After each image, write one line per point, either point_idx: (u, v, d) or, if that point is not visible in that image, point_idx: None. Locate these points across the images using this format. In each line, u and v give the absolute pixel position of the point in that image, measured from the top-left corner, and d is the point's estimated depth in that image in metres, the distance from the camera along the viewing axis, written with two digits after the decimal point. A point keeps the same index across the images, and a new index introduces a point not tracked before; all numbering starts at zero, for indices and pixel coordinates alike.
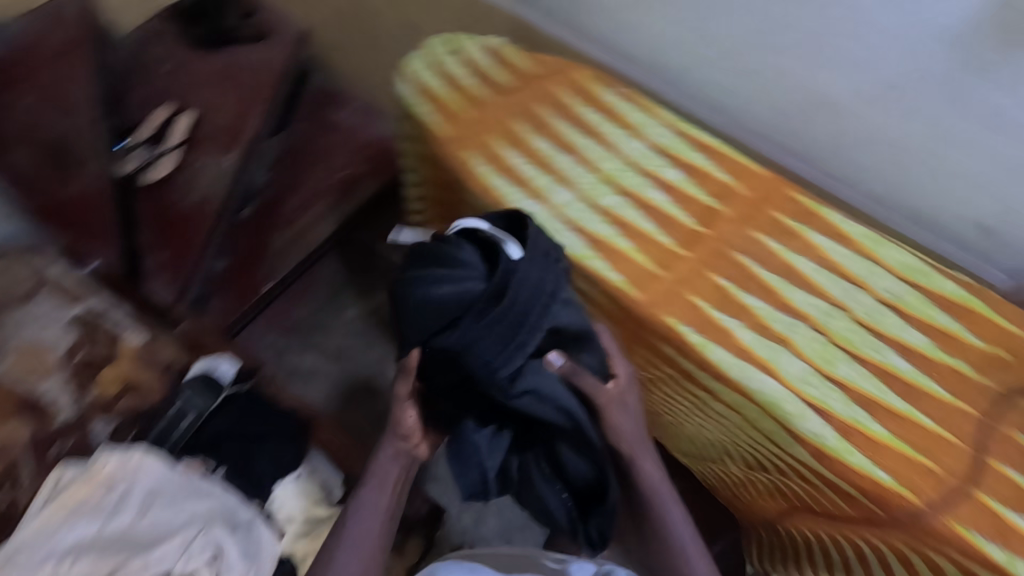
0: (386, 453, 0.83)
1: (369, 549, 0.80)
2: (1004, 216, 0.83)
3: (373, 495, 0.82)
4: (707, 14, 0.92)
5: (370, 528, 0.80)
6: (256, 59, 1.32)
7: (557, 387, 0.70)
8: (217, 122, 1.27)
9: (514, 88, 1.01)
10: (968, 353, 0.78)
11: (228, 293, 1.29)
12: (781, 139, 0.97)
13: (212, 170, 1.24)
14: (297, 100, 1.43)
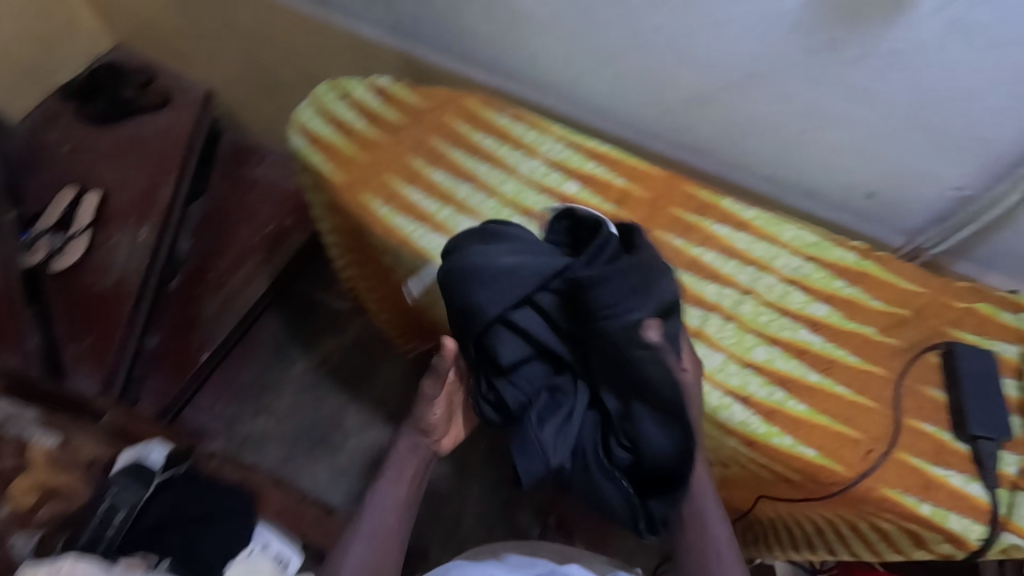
0: (405, 446, 0.78)
1: (381, 548, 0.72)
2: (885, 181, 0.86)
3: (389, 492, 0.75)
4: (571, 31, 0.93)
5: (382, 527, 0.73)
6: (162, 128, 1.55)
7: (655, 353, 0.65)
8: (127, 199, 1.46)
9: (405, 124, 1.01)
10: (872, 317, 0.80)
11: (167, 368, 1.43)
12: (671, 137, 1.00)
13: (128, 245, 1.41)
14: (210, 160, 1.68)
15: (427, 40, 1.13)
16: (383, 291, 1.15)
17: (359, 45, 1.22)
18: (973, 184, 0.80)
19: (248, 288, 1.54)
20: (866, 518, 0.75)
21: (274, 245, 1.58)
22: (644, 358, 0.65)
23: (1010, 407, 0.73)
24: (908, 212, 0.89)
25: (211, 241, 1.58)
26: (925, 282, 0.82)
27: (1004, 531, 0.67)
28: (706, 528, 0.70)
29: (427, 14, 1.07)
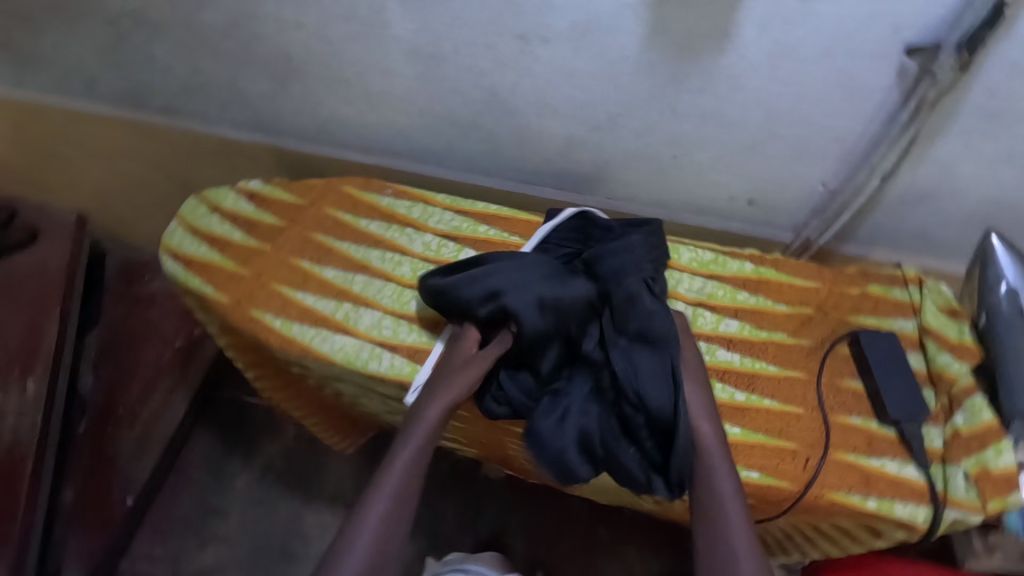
0: (435, 409, 0.73)
1: (398, 518, 0.67)
2: (760, 188, 0.89)
3: (415, 460, 0.70)
4: (433, 103, 0.92)
5: (405, 496, 0.68)
6: (38, 263, 1.25)
7: (642, 324, 0.73)
8: (10, 345, 1.17)
9: (284, 226, 0.96)
10: (779, 322, 0.82)
11: (86, 530, 1.23)
12: (556, 182, 1.00)
13: (17, 401, 1.13)
14: (97, 285, 1.43)
15: (293, 133, 1.09)
16: (301, 395, 1.07)
17: (223, 149, 1.16)
18: (835, 178, 0.84)
19: (165, 415, 1.34)
20: (823, 522, 0.75)
21: (186, 362, 1.38)
22: (643, 310, 0.74)
23: (920, 380, 0.76)
24: (789, 212, 0.92)
25: (116, 370, 1.35)
26: (819, 275, 0.85)
27: (946, 507, 0.69)
28: (709, 477, 0.68)
29: (285, 109, 1.03)
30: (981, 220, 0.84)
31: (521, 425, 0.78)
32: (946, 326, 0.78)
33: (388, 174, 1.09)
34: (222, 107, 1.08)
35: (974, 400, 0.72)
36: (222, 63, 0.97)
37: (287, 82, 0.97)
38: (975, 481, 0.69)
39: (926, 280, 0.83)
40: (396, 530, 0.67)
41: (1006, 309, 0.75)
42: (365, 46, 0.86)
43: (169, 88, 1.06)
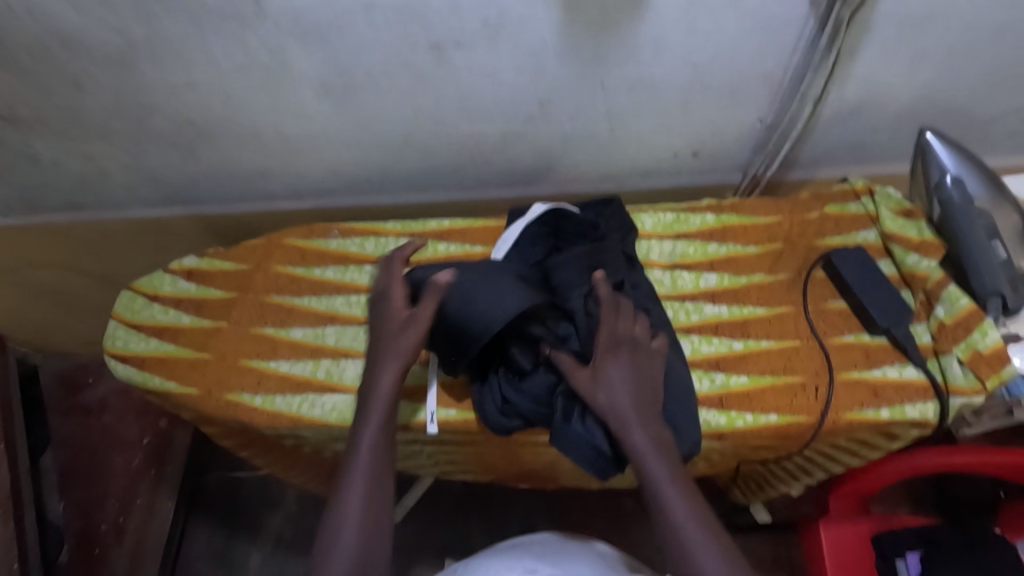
0: (386, 382, 0.69)
1: (372, 509, 0.63)
2: (701, 139, 0.90)
3: (377, 443, 0.66)
4: (357, 134, 0.87)
5: (377, 481, 0.64)
6: None
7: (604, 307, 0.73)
8: None
9: (235, 297, 0.90)
10: (754, 263, 0.83)
11: None
12: (500, 181, 0.98)
13: None
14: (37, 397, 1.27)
15: (215, 198, 1.02)
16: (300, 462, 1.02)
17: (142, 230, 1.07)
18: (769, 113, 0.86)
19: (153, 520, 1.25)
20: (843, 442, 0.77)
21: (158, 458, 1.30)
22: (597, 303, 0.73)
23: (897, 284, 0.79)
24: (733, 154, 0.94)
25: (86, 490, 1.26)
26: (777, 209, 0.87)
27: (950, 396, 0.72)
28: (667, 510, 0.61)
29: (199, 175, 0.96)
30: (910, 118, 0.88)
31: (539, 432, 0.76)
32: (905, 227, 0.81)
33: (328, 215, 1.04)
34: (129, 189, 0.99)
35: (949, 290, 0.75)
36: (118, 144, 0.89)
37: (195, 148, 0.90)
38: (971, 365, 0.72)
39: (875, 188, 0.85)
40: (376, 525, 0.62)
41: (957, 199, 0.78)
42: (271, 92, 0.80)
43: (64, 183, 0.96)
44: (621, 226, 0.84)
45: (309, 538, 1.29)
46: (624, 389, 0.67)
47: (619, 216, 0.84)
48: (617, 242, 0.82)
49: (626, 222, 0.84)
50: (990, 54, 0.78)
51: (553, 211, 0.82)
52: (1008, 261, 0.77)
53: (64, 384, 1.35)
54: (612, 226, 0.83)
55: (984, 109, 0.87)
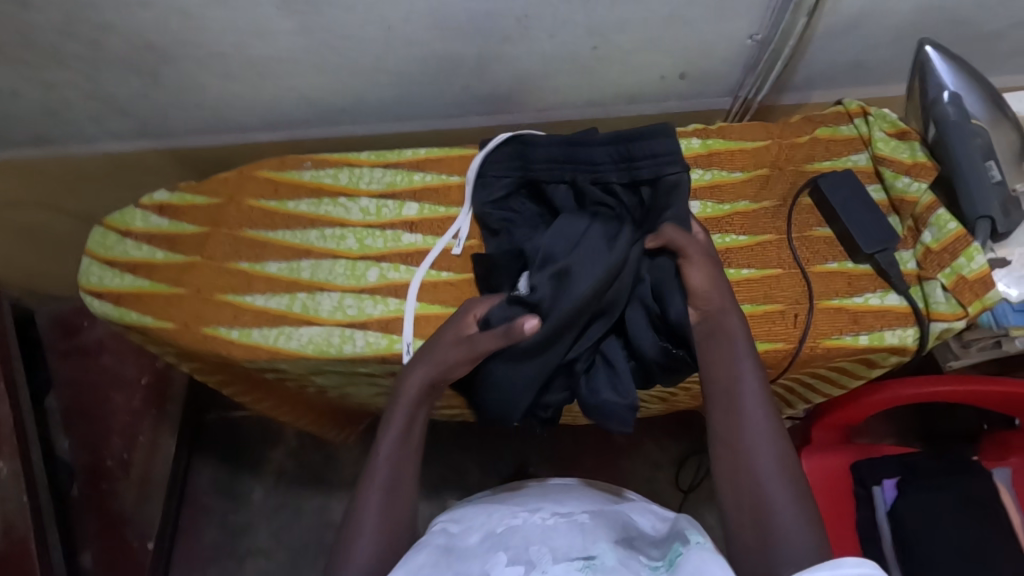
0: (414, 381, 0.70)
1: (394, 499, 0.63)
2: (690, 58, 0.85)
3: (403, 440, 0.67)
4: (325, 57, 0.83)
5: (400, 474, 0.65)
6: None
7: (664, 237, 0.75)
8: None
9: (208, 232, 0.88)
10: (739, 190, 0.80)
11: None
12: (479, 108, 0.94)
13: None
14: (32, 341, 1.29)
15: (186, 130, 0.98)
16: (288, 399, 1.02)
17: (115, 165, 1.04)
18: (761, 27, 0.80)
19: (157, 455, 1.26)
20: (822, 369, 0.77)
21: (160, 397, 1.29)
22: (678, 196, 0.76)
23: (884, 210, 0.76)
24: (722, 75, 0.89)
25: (90, 429, 1.26)
26: (766, 133, 0.83)
27: (931, 322, 0.71)
28: (740, 397, 0.64)
29: (165, 105, 0.92)
30: (911, 32, 0.82)
31: None
32: (898, 149, 0.78)
33: (303, 147, 1.01)
34: (97, 121, 0.95)
35: (938, 215, 0.73)
36: (75, 71, 0.85)
37: (156, 74, 0.86)
38: (954, 291, 0.70)
39: (870, 109, 0.81)
40: (393, 521, 0.62)
41: (952, 116, 0.74)
42: (230, 9, 0.75)
43: (27, 114, 0.93)
44: (641, 146, 0.79)
45: (305, 471, 1.33)
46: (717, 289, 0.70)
47: (663, 137, 0.78)
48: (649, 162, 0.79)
49: (611, 144, 0.80)
50: None
51: (518, 138, 0.84)
52: (1001, 182, 0.73)
53: (59, 327, 1.33)
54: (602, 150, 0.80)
55: (990, 21, 0.82)
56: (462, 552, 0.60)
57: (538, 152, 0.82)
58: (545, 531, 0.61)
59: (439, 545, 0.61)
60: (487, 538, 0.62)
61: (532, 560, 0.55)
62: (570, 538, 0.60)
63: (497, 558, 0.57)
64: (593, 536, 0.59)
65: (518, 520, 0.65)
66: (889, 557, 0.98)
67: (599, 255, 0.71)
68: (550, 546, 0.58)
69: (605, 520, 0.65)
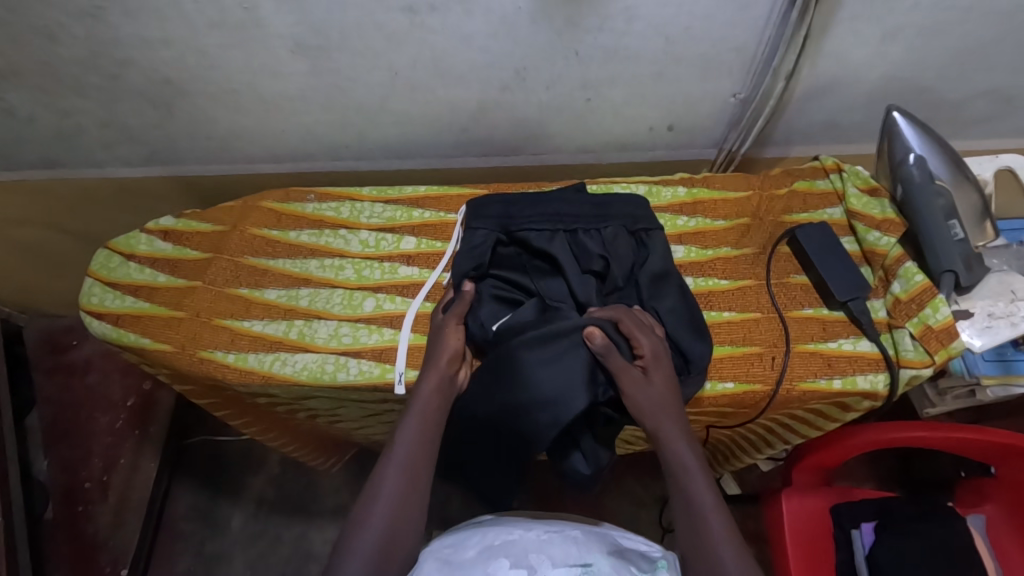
0: (432, 381, 0.72)
1: (407, 497, 0.66)
2: (677, 112, 0.91)
3: (423, 440, 0.69)
4: (334, 98, 0.88)
5: (413, 474, 0.67)
6: None
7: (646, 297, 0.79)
8: None
9: (210, 258, 0.90)
10: (721, 237, 0.85)
11: None
12: (478, 151, 0.99)
13: None
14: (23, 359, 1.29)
15: (194, 159, 1.02)
16: (277, 426, 1.03)
17: (122, 189, 1.07)
18: (744, 87, 0.86)
19: (138, 477, 1.25)
20: (798, 410, 0.80)
21: (143, 418, 1.29)
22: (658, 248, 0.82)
23: (857, 260, 0.81)
24: (707, 129, 0.94)
25: (72, 449, 1.25)
26: (748, 184, 0.88)
27: (900, 368, 0.74)
28: (704, 528, 0.64)
29: (177, 135, 0.96)
30: (880, 97, 0.89)
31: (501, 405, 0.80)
32: (869, 205, 0.83)
33: (307, 179, 1.05)
34: (108, 147, 0.99)
35: (906, 266, 0.78)
36: (94, 100, 0.89)
37: (171, 107, 0.90)
38: (921, 339, 0.74)
39: (844, 166, 0.87)
40: (408, 502, 0.66)
41: (918, 176, 0.80)
42: (248, 52, 0.80)
43: (41, 138, 0.96)
44: (614, 211, 0.84)
45: (287, 499, 1.32)
46: (665, 402, 0.71)
47: (629, 204, 0.85)
48: (625, 219, 0.84)
49: (593, 209, 0.84)
50: (961, 31, 0.79)
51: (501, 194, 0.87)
52: (964, 240, 0.78)
53: (51, 345, 1.33)
54: (577, 209, 0.84)
55: (951, 91, 0.89)
56: (465, 566, 0.62)
57: (518, 207, 0.85)
58: (541, 542, 0.65)
59: (438, 563, 0.62)
60: (486, 551, 0.64)
61: (533, 566, 0.62)
62: (564, 548, 0.64)
63: (500, 564, 0.62)
64: (586, 548, 0.64)
65: (515, 533, 0.67)
66: None
67: (565, 359, 0.72)
68: (548, 554, 0.63)
69: (596, 534, 0.69)
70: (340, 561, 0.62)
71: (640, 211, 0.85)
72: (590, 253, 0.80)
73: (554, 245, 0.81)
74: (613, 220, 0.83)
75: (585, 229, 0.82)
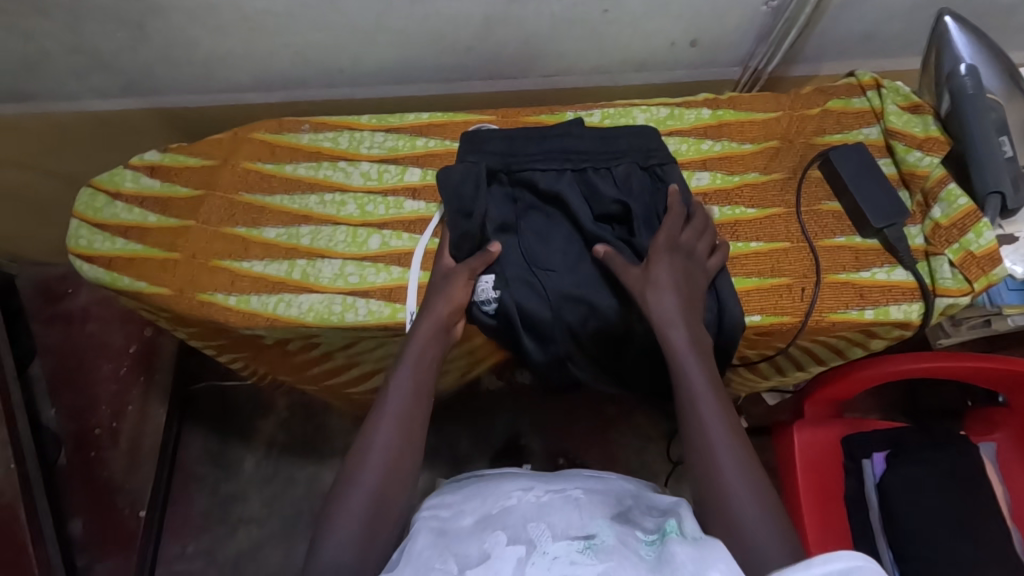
0: (427, 328, 0.69)
1: (405, 440, 0.63)
2: (701, 25, 0.83)
3: (416, 394, 0.66)
4: (325, 14, 0.79)
5: (409, 425, 0.64)
6: None
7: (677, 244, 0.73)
8: None
9: (203, 195, 0.85)
10: (749, 161, 0.80)
11: (111, 558, 1.18)
12: (483, 73, 0.91)
13: None
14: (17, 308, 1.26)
15: (176, 89, 0.94)
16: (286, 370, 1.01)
17: (101, 124, 1.00)
18: None
19: (146, 423, 1.24)
20: (824, 343, 0.77)
21: (146, 365, 1.26)
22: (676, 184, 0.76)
23: (894, 184, 0.76)
24: (733, 44, 0.87)
25: (78, 397, 1.24)
26: (777, 104, 0.82)
27: (936, 298, 0.71)
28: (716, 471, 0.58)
29: (154, 61, 0.88)
30: (926, 3, 0.81)
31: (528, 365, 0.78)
32: (910, 124, 0.77)
33: (300, 110, 0.98)
34: (80, 76, 0.90)
35: (949, 189, 0.73)
36: (58, 21, 0.80)
37: (144, 27, 0.81)
38: (961, 266, 0.71)
39: (883, 81, 0.80)
40: (405, 450, 0.63)
41: (969, 88, 0.74)
42: None
43: (7, 67, 0.88)
44: (622, 143, 0.79)
45: (299, 442, 1.31)
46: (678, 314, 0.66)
47: (641, 136, 0.79)
48: (637, 154, 0.78)
49: (599, 143, 0.78)
50: None
51: (471, 133, 0.80)
52: (1013, 158, 0.74)
53: (45, 294, 1.30)
54: (583, 147, 0.78)
55: None
56: (458, 538, 0.59)
57: (522, 145, 0.79)
58: (540, 508, 0.61)
59: (433, 533, 0.61)
60: (484, 520, 0.61)
61: (532, 540, 0.56)
62: (565, 515, 0.60)
63: (496, 539, 0.56)
64: (589, 513, 0.60)
65: (513, 500, 0.64)
66: (874, 524, 1.01)
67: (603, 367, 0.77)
68: (548, 523, 0.58)
69: (598, 494, 0.66)
70: (335, 510, 0.60)
71: (654, 143, 0.79)
72: (602, 197, 0.74)
73: (560, 185, 0.75)
74: (623, 156, 0.77)
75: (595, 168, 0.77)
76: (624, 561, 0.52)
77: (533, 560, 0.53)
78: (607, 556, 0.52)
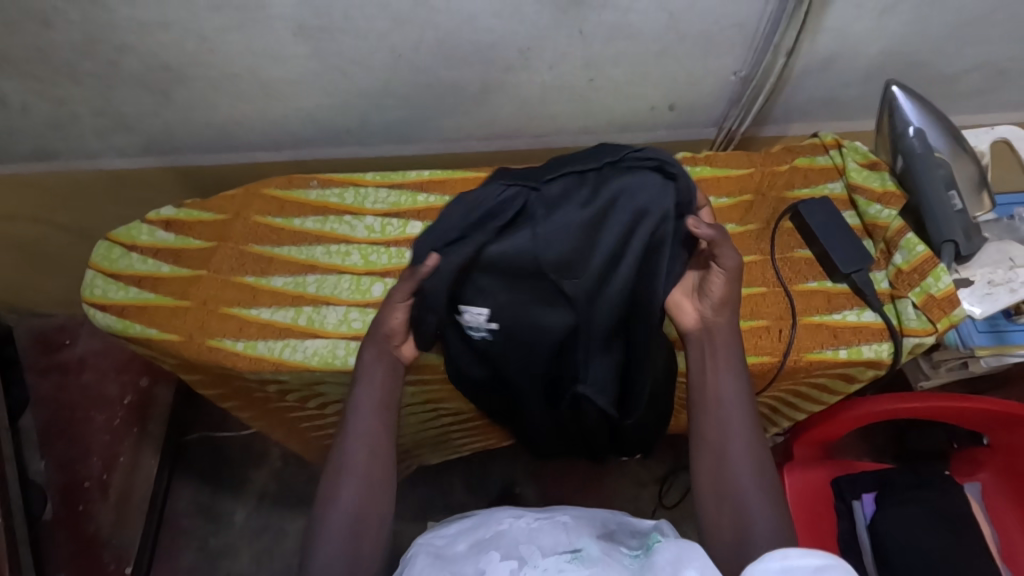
0: (371, 353, 0.68)
1: (374, 460, 0.63)
2: (679, 91, 0.92)
3: (375, 413, 0.65)
4: (337, 81, 0.87)
5: (376, 445, 0.63)
6: None
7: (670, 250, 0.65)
8: None
9: (214, 247, 0.90)
10: (725, 214, 0.86)
11: None
12: (481, 133, 0.99)
13: None
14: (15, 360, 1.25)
15: (192, 148, 1.01)
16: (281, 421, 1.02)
17: (117, 180, 1.05)
18: (745, 65, 0.87)
19: (137, 475, 1.24)
20: (804, 381, 0.81)
21: (141, 415, 1.27)
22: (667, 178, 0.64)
23: (859, 234, 0.83)
24: (708, 107, 0.95)
25: (71, 448, 1.24)
26: (749, 161, 0.89)
27: (903, 337, 0.76)
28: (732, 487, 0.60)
29: (174, 123, 0.95)
30: (877, 73, 0.90)
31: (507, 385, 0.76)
32: (869, 179, 0.85)
33: (309, 166, 1.04)
34: (104, 136, 0.97)
35: (908, 238, 0.80)
36: (90, 88, 0.87)
37: (169, 93, 0.89)
38: (923, 308, 0.76)
39: (843, 142, 0.89)
40: (377, 474, 0.62)
41: (918, 149, 0.82)
42: (249, 33, 0.79)
43: (33, 128, 0.94)
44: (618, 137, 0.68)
45: (292, 493, 1.30)
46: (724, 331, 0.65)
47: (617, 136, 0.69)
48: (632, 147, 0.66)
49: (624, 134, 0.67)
50: (956, 6, 0.80)
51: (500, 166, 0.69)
52: (963, 211, 0.81)
53: (43, 344, 1.32)
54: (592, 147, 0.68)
55: (948, 65, 0.90)
56: (454, 560, 0.60)
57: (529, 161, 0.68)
58: (530, 531, 0.62)
59: (429, 557, 0.62)
60: (477, 544, 0.62)
61: (524, 556, 0.57)
62: (554, 536, 0.62)
63: (490, 557, 0.58)
64: (576, 533, 0.62)
65: (504, 524, 0.65)
66: (867, 566, 1.01)
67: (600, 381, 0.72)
68: (538, 544, 0.60)
69: (586, 519, 0.68)
70: (316, 543, 0.59)
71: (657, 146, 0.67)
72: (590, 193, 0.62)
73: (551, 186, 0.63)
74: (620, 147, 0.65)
75: (616, 163, 0.64)
76: (610, 567, 0.54)
77: (526, 572, 0.55)
78: (593, 564, 0.55)
